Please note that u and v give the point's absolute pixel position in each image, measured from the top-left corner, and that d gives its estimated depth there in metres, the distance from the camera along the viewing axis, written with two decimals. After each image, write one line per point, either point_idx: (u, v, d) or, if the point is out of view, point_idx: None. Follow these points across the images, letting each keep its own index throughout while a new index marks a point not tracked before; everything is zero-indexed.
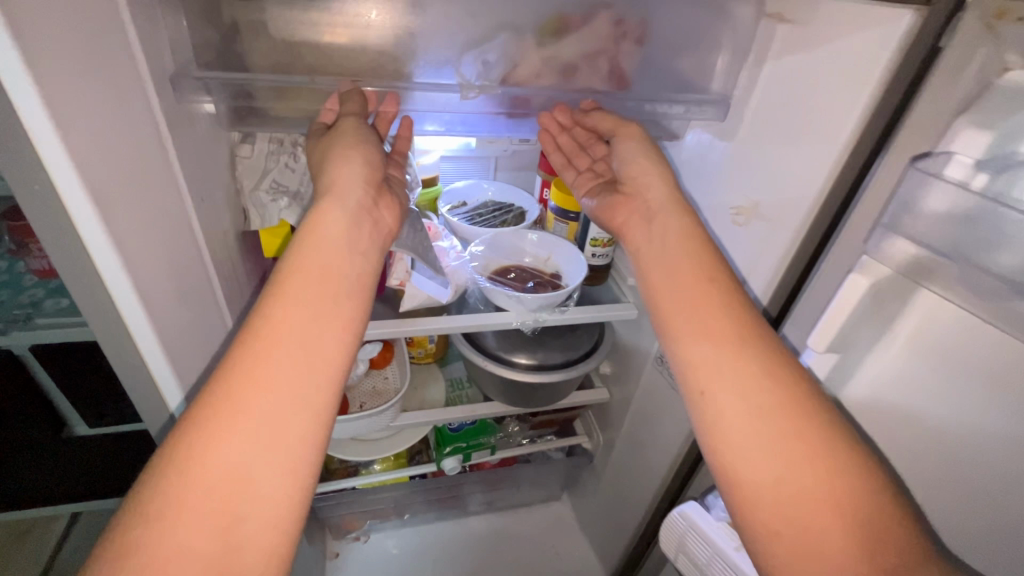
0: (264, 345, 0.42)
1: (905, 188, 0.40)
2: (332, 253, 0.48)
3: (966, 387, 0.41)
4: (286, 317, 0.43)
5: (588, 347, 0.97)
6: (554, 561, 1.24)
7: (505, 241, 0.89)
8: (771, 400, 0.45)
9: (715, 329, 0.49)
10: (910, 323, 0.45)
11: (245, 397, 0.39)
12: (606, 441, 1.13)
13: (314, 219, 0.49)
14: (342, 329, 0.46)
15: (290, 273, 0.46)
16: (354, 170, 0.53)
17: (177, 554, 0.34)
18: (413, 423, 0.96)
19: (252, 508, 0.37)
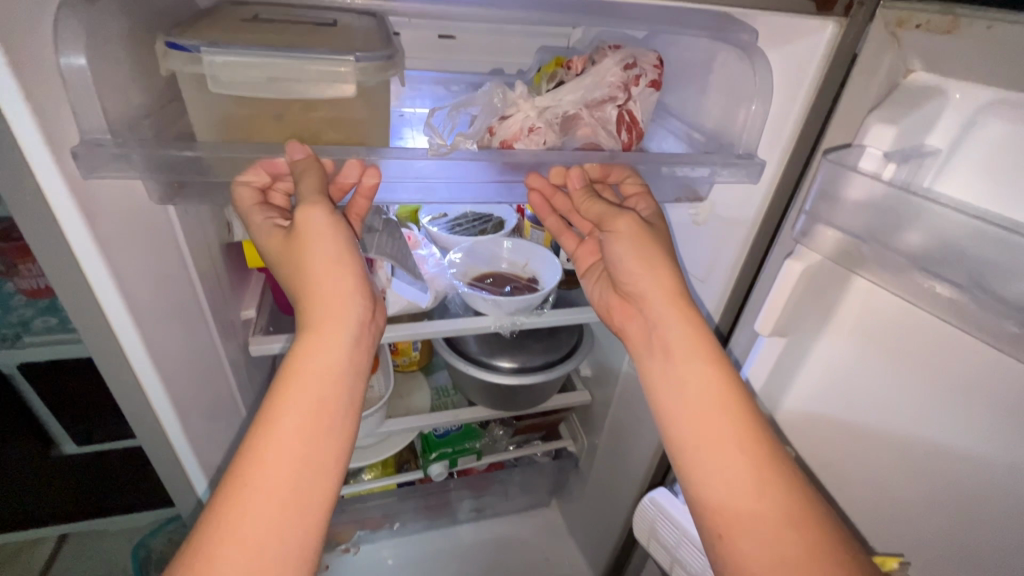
0: (247, 494, 0.40)
1: (823, 178, 0.43)
2: (321, 380, 0.45)
3: (901, 363, 0.46)
4: (269, 455, 0.42)
5: (568, 349, 1.00)
6: (544, 566, 1.25)
7: (483, 250, 0.92)
8: (743, 451, 0.46)
9: (723, 417, 0.48)
10: (849, 305, 0.49)
11: (231, 521, 0.39)
12: (590, 443, 1.16)
13: (302, 343, 0.46)
14: (334, 443, 0.44)
15: (275, 405, 0.43)
16: (338, 279, 0.48)
17: None
18: (399, 429, 0.98)
19: None
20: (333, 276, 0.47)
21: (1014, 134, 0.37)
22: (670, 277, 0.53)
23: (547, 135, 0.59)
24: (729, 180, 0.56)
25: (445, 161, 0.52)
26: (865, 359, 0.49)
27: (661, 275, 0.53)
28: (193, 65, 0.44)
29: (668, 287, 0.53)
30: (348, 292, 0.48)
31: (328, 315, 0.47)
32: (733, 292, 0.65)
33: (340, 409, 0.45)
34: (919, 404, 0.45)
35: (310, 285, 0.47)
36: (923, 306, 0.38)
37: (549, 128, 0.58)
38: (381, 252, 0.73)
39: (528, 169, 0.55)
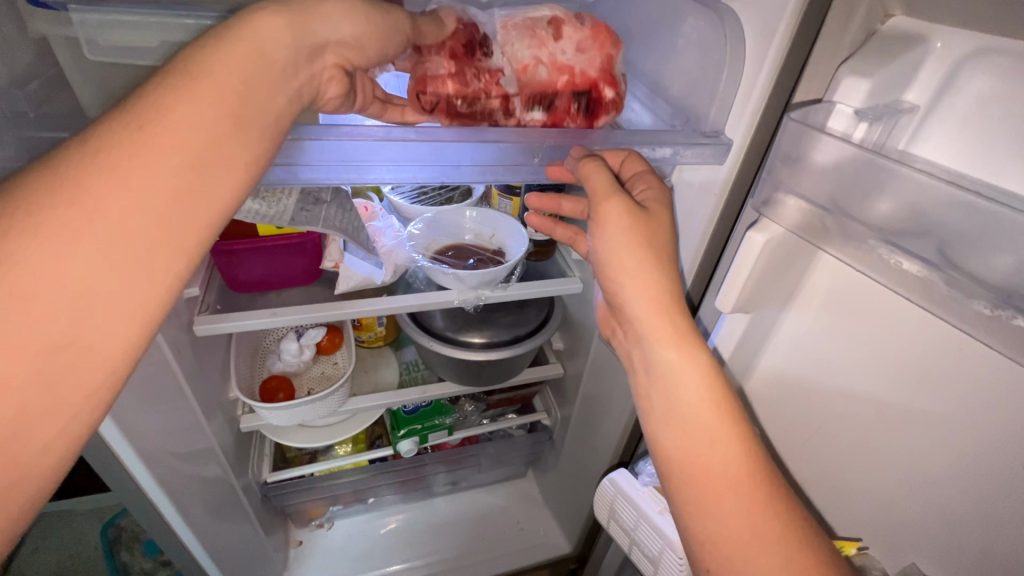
0: (105, 187, 0.31)
1: (786, 140, 0.39)
2: (225, 92, 0.34)
3: (870, 351, 0.42)
4: (67, 278, 0.30)
5: (537, 322, 0.97)
6: (519, 536, 1.25)
7: (444, 219, 0.87)
8: (717, 471, 0.44)
9: (705, 432, 0.45)
10: (817, 284, 0.45)
11: (90, 204, 0.31)
12: (563, 417, 1.14)
13: (107, 167, 0.31)
14: (225, 174, 0.35)
15: (190, 77, 0.33)
16: (233, 87, 0.34)
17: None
18: (363, 407, 0.95)
19: (83, 331, 0.31)
20: (186, 104, 0.33)
21: (996, 89, 0.33)
22: (651, 286, 0.47)
23: (502, 71, 0.52)
24: (693, 160, 0.52)
25: (387, 140, 0.46)
26: (827, 341, 0.45)
27: (645, 277, 0.48)
28: (65, 27, 0.39)
29: (649, 297, 0.48)
30: (214, 136, 0.34)
31: (260, 50, 0.36)
32: (701, 266, 0.60)
33: (244, 144, 0.36)
34: (876, 395, 0.42)
35: (158, 102, 0.33)
36: (884, 282, 0.35)
37: (501, 61, 0.52)
38: (328, 226, 0.68)
39: (482, 156, 0.50)
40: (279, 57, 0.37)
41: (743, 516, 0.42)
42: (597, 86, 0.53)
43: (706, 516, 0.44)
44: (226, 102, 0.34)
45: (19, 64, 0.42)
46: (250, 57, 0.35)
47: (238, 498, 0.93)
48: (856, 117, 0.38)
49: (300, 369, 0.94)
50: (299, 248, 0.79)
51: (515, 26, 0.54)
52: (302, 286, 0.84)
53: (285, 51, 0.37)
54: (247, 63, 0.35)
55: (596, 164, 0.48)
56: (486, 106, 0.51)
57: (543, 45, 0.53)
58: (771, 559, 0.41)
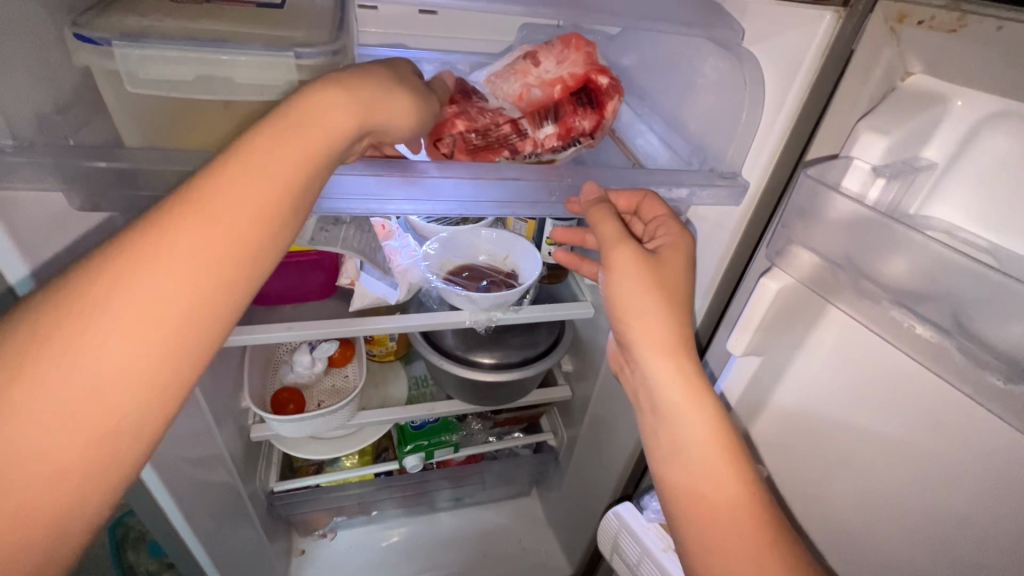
0: (156, 266, 0.32)
1: (801, 196, 0.39)
2: (279, 172, 0.35)
3: (879, 408, 0.42)
4: (114, 355, 0.31)
5: (547, 345, 0.97)
6: (521, 556, 1.25)
7: (460, 241, 0.88)
8: (724, 519, 0.44)
9: (714, 481, 0.45)
10: (825, 335, 0.45)
11: (141, 284, 0.32)
12: (569, 438, 1.14)
13: (160, 246, 0.32)
14: (267, 247, 0.36)
15: (245, 158, 0.34)
16: (286, 166, 0.35)
17: (43, 426, 0.30)
18: (371, 421, 0.96)
19: (125, 405, 0.32)
20: (245, 186, 0.34)
21: (1018, 154, 0.33)
22: (655, 326, 0.48)
23: (503, 108, 0.56)
24: (709, 201, 0.53)
25: (405, 180, 0.47)
26: (835, 389, 0.45)
27: (651, 320, 0.48)
28: (106, 60, 0.40)
29: (652, 340, 0.48)
30: (268, 215, 0.35)
31: (321, 136, 0.36)
32: (712, 302, 0.60)
33: (288, 218, 0.37)
34: (881, 447, 0.42)
35: (214, 184, 0.34)
36: (903, 346, 0.35)
37: (500, 102, 0.56)
38: (348, 246, 0.69)
39: (501, 192, 0.50)
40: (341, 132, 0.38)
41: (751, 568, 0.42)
42: (590, 82, 0.55)
43: (712, 563, 0.44)
44: (278, 179, 0.35)
45: (63, 89, 0.44)
46: (309, 138, 0.36)
47: (244, 506, 0.94)
48: (875, 173, 0.37)
49: (311, 382, 0.95)
50: (317, 264, 0.81)
51: (499, 72, 0.59)
52: (317, 300, 0.85)
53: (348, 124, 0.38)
54: (302, 146, 0.36)
55: (603, 212, 0.49)
56: (500, 135, 0.54)
57: (527, 75, 0.57)
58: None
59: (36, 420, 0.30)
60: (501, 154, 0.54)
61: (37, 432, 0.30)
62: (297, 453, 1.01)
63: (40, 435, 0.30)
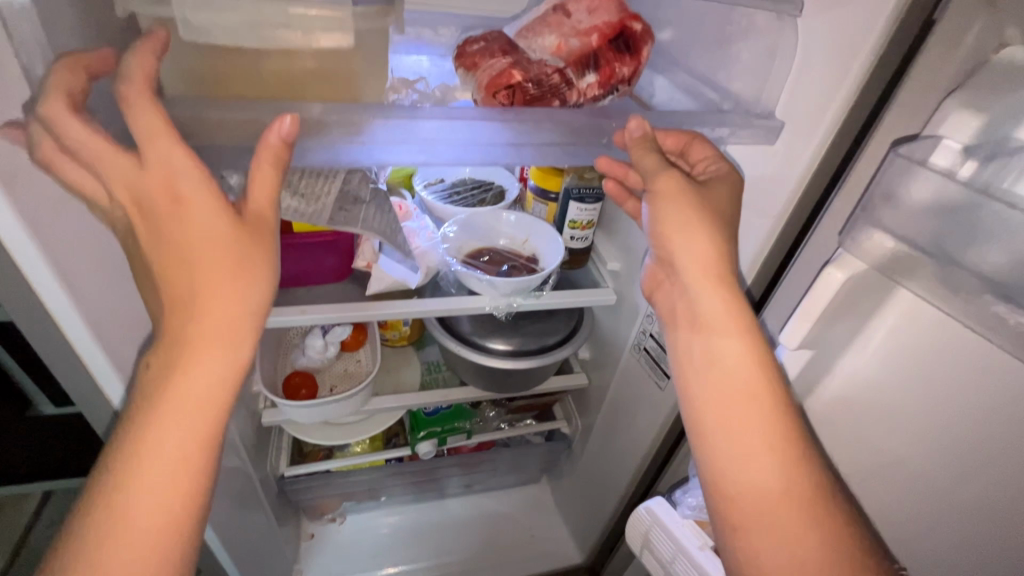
0: (177, 371, 0.39)
1: (888, 177, 0.38)
2: (223, 256, 0.38)
3: (942, 410, 0.39)
4: (161, 448, 0.38)
5: (565, 332, 0.94)
6: (530, 542, 1.24)
7: (480, 222, 0.86)
8: (777, 486, 0.44)
9: (767, 446, 0.45)
10: (882, 327, 0.42)
11: (171, 389, 0.39)
12: (584, 426, 1.12)
13: (175, 355, 0.39)
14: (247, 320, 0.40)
15: (203, 252, 0.38)
16: (229, 247, 0.38)
17: (134, 510, 0.38)
18: (385, 407, 0.94)
19: (182, 482, 0.39)
20: (212, 277, 0.38)
21: None
22: (719, 274, 0.48)
23: (543, 59, 0.52)
24: (745, 141, 0.52)
25: (452, 120, 0.45)
26: (899, 385, 0.42)
27: (714, 268, 0.48)
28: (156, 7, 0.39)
29: (718, 294, 0.48)
30: (240, 294, 0.39)
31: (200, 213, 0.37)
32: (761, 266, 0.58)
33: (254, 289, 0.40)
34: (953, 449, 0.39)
35: (191, 289, 0.38)
36: (998, 338, 0.34)
37: (538, 54, 0.52)
38: (368, 227, 0.67)
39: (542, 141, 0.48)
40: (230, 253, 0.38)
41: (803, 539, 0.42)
42: (625, 27, 0.52)
43: (755, 541, 0.43)
44: (233, 258, 0.38)
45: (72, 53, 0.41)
46: (211, 217, 0.37)
47: (255, 490, 0.92)
48: (965, 154, 0.36)
49: (323, 366, 0.93)
50: (332, 246, 0.78)
51: (527, 24, 0.55)
52: (332, 284, 0.82)
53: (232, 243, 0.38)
54: (223, 225, 0.38)
55: (648, 147, 0.47)
56: (551, 84, 0.51)
57: (560, 24, 0.53)
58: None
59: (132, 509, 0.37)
60: (551, 104, 0.51)
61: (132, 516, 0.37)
62: (307, 438, 0.99)
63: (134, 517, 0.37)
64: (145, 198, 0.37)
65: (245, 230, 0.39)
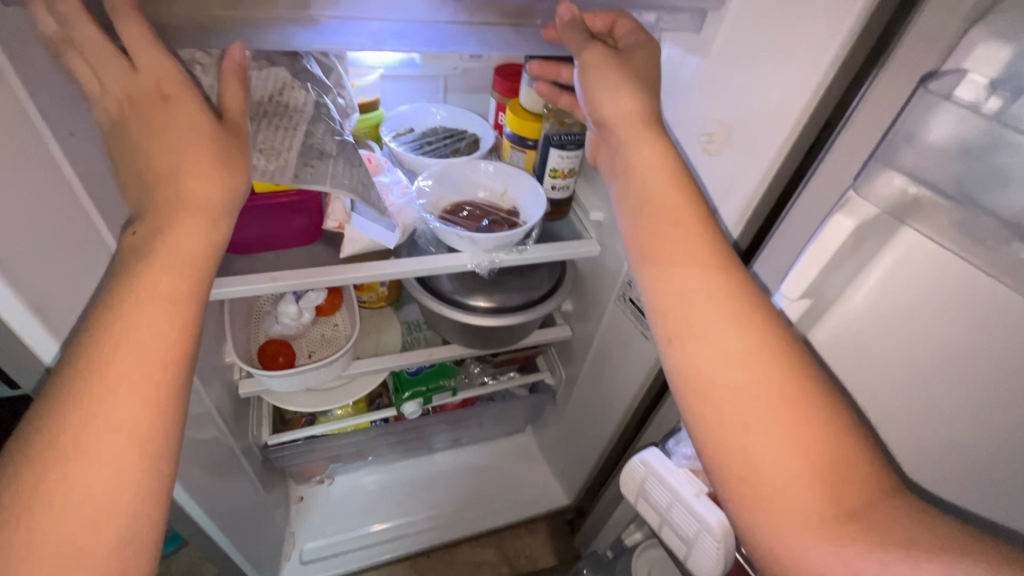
0: (162, 251, 0.39)
1: (910, 116, 0.36)
2: (192, 136, 0.40)
3: (946, 362, 0.38)
4: (137, 330, 0.36)
5: (548, 287, 0.92)
6: (519, 489, 1.27)
7: (456, 174, 0.82)
8: (741, 368, 0.40)
9: (729, 322, 0.42)
10: (884, 269, 0.41)
11: (152, 271, 0.38)
12: (568, 376, 1.13)
13: (157, 235, 0.39)
14: (217, 203, 0.42)
15: (168, 133, 0.40)
16: (195, 131, 0.41)
17: (108, 397, 0.35)
18: (362, 372, 0.91)
19: (149, 368, 0.36)
20: (191, 160, 0.40)
21: None
22: (659, 156, 0.49)
23: None
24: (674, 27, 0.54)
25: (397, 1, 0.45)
26: (900, 330, 0.41)
27: (653, 148, 0.49)
28: None
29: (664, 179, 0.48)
30: (214, 179, 0.41)
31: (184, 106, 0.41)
32: (727, 171, 0.57)
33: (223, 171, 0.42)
34: (953, 393, 0.39)
35: (166, 172, 0.40)
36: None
37: None
38: (336, 184, 0.61)
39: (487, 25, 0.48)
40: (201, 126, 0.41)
41: (780, 419, 0.38)
42: None
43: (689, 343, 0.42)
44: (209, 144, 0.41)
45: None
46: (184, 108, 0.40)
47: (237, 461, 0.90)
48: (991, 89, 0.34)
49: (298, 332, 0.89)
50: (299, 206, 0.73)
51: None
52: (300, 247, 0.77)
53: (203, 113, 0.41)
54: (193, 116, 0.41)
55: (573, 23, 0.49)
56: None
57: None
58: (761, 408, 0.39)
59: (106, 398, 0.35)
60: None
61: (103, 408, 0.34)
62: (287, 405, 0.97)
63: (105, 410, 0.34)
64: (133, 93, 0.40)
65: (219, 126, 0.42)
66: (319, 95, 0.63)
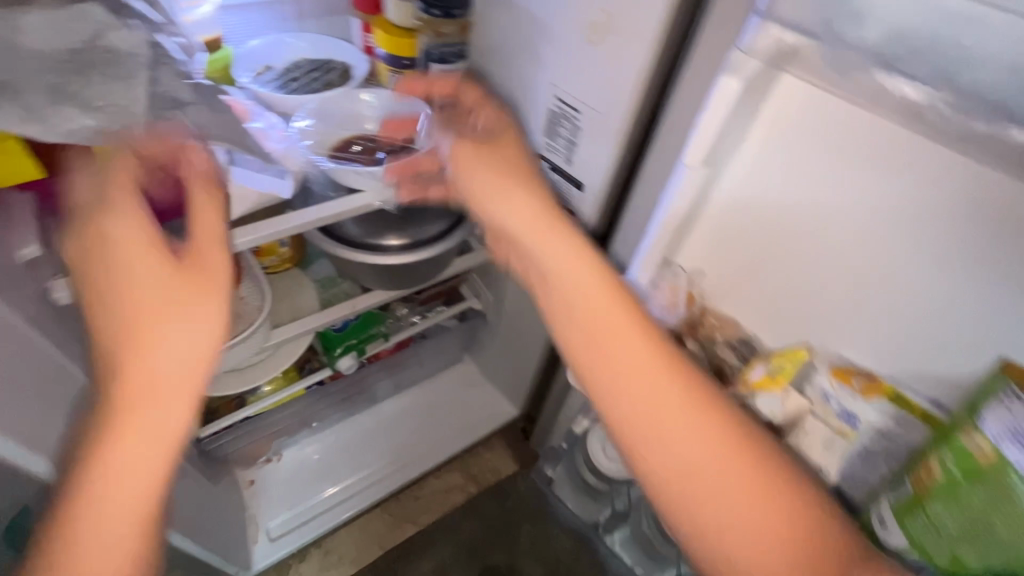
0: (145, 387, 0.43)
1: None
2: (151, 231, 0.46)
3: (830, 178, 0.48)
4: (137, 402, 0.43)
5: (459, 211, 0.89)
6: (471, 412, 1.32)
7: (336, 109, 0.76)
8: (642, 368, 0.51)
9: (630, 346, 0.52)
10: (771, 114, 0.49)
11: (136, 352, 0.43)
12: (494, 296, 1.15)
13: (124, 313, 0.44)
14: (206, 335, 0.47)
15: (128, 234, 0.45)
16: (153, 226, 0.46)
17: (119, 470, 0.42)
18: (296, 334, 0.88)
19: (146, 443, 0.43)
20: (150, 252, 0.46)
21: None
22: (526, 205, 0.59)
23: None
24: None
25: None
26: (792, 159, 0.50)
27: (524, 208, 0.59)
28: None
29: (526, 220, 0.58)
30: (179, 266, 0.47)
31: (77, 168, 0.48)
32: (609, 46, 0.59)
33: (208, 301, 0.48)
34: (837, 206, 0.49)
35: (126, 261, 0.45)
36: (887, 105, 0.41)
37: None
38: (208, 136, 0.55)
39: None
40: (187, 289, 0.47)
41: (703, 445, 0.48)
42: None
43: (605, 351, 0.52)
44: (161, 234, 0.47)
45: None
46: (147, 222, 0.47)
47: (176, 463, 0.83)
48: None
49: None
50: None
51: None
52: None
53: (184, 275, 0.47)
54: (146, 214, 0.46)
55: None
56: None
57: None
58: (654, 389, 0.50)
59: (116, 473, 0.42)
60: None
61: (115, 485, 0.42)
62: (207, 396, 0.89)
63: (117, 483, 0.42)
64: None
65: (192, 263, 0.48)
66: (149, 32, 0.55)
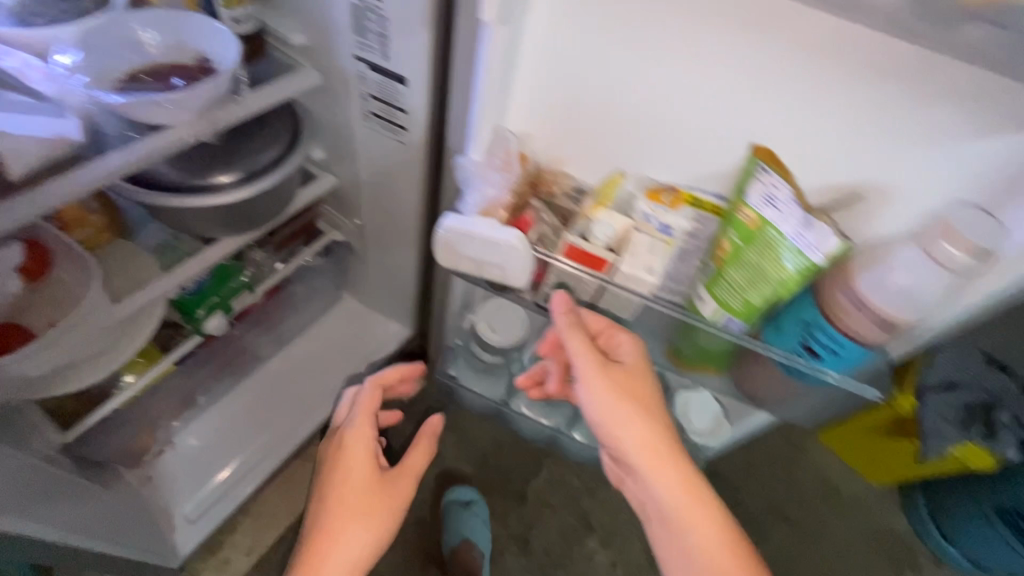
0: (341, 496, 0.76)
1: None
2: (359, 464, 0.79)
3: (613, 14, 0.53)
4: (339, 519, 0.74)
5: (290, 135, 0.85)
6: (364, 342, 1.32)
7: (106, 39, 0.67)
8: (659, 457, 0.70)
9: (660, 463, 0.70)
10: None
11: (340, 499, 0.76)
12: (353, 222, 1.14)
13: (336, 508, 0.75)
14: (383, 502, 0.77)
15: (338, 481, 0.77)
16: (361, 473, 0.78)
17: (342, 544, 0.72)
18: (142, 304, 0.81)
19: (354, 535, 0.73)
20: (347, 477, 0.77)
21: None
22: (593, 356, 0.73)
23: None
24: None
25: None
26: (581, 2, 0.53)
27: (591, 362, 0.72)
28: None
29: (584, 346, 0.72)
30: (366, 477, 0.78)
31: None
32: None
33: (386, 493, 0.78)
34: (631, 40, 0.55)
35: (340, 487, 0.77)
36: None
37: None
38: None
39: None
40: (384, 497, 0.78)
41: (695, 508, 0.69)
42: None
43: (626, 434, 0.71)
44: (365, 475, 0.78)
45: None
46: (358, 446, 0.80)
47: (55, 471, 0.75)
48: None
49: (19, 306, 0.72)
50: None
51: None
52: None
53: (382, 492, 0.78)
54: (360, 466, 0.78)
55: None
56: None
57: None
58: (673, 484, 0.70)
59: (336, 537, 0.72)
60: None
61: (337, 538, 0.72)
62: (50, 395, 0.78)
63: (338, 541, 0.72)
64: None
65: (382, 481, 0.79)
66: None
